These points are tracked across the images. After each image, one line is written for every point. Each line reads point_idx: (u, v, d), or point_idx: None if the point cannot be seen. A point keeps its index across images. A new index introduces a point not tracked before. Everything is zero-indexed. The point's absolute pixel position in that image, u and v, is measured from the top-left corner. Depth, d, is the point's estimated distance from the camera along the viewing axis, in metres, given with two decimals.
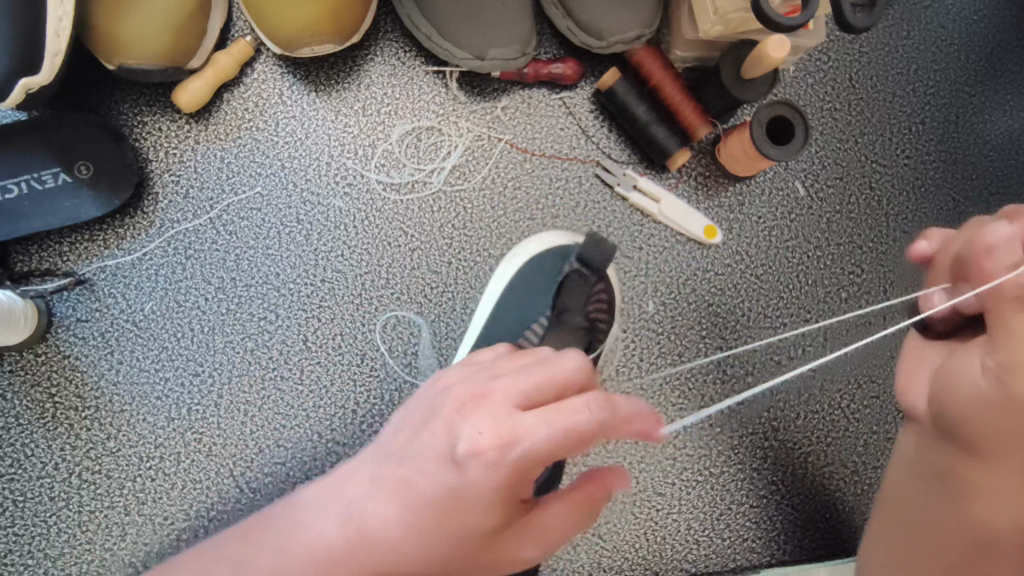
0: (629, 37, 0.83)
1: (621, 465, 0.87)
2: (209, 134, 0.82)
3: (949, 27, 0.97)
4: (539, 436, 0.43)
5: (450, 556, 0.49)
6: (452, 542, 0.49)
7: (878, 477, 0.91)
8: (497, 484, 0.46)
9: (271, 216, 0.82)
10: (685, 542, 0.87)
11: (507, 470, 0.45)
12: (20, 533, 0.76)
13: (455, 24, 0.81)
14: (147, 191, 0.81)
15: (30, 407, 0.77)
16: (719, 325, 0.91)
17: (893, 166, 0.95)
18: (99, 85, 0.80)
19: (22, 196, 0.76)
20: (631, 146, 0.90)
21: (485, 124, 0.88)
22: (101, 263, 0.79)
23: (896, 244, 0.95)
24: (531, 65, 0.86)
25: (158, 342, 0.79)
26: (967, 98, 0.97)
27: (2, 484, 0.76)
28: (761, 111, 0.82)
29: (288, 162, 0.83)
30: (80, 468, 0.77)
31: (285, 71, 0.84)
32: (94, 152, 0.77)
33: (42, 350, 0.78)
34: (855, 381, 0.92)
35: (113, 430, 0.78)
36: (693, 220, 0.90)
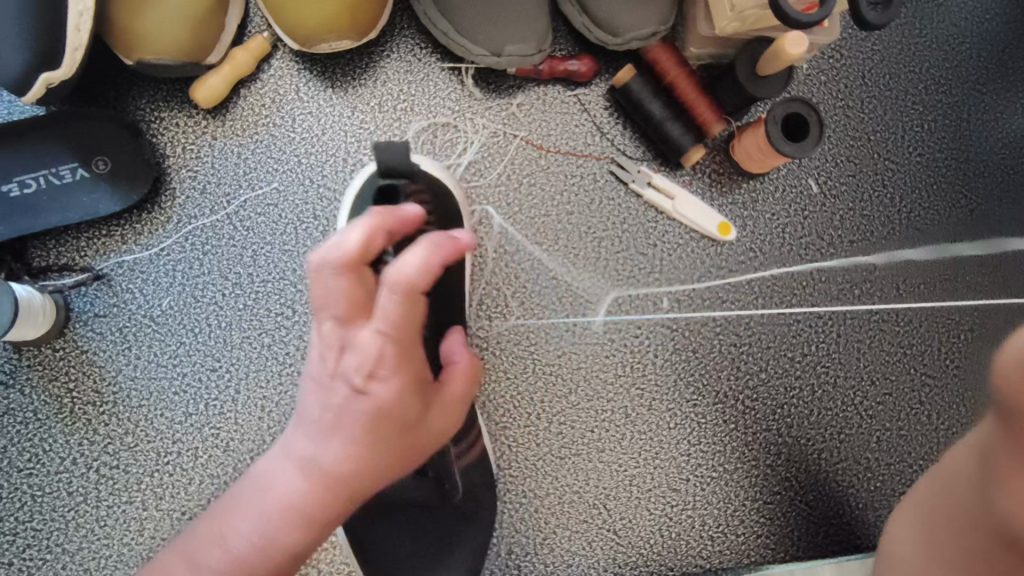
0: (645, 33, 0.84)
1: (636, 460, 0.87)
2: (226, 130, 0.82)
3: (961, 25, 0.97)
4: (393, 275, 0.52)
5: (391, 428, 0.56)
6: (391, 416, 0.55)
7: (891, 473, 0.91)
8: (389, 342, 0.54)
9: (287, 212, 0.82)
10: (700, 538, 0.88)
11: (386, 322, 0.54)
12: (38, 528, 0.76)
13: (472, 21, 0.81)
14: (164, 186, 0.81)
15: (48, 402, 0.77)
16: (734, 322, 0.91)
17: (906, 164, 0.96)
18: (117, 81, 0.81)
19: (40, 191, 0.76)
20: (646, 143, 0.90)
21: (500, 120, 0.88)
22: (119, 259, 0.79)
23: (908, 241, 0.95)
24: (546, 62, 0.86)
25: (175, 337, 0.79)
26: (978, 96, 0.97)
27: (21, 479, 0.76)
28: (776, 108, 0.82)
29: (305, 158, 0.84)
30: (98, 463, 0.77)
31: (301, 67, 0.84)
32: (113, 147, 0.78)
33: (61, 344, 0.78)
34: (868, 377, 0.93)
35: (131, 425, 0.78)
36: (707, 216, 0.90)
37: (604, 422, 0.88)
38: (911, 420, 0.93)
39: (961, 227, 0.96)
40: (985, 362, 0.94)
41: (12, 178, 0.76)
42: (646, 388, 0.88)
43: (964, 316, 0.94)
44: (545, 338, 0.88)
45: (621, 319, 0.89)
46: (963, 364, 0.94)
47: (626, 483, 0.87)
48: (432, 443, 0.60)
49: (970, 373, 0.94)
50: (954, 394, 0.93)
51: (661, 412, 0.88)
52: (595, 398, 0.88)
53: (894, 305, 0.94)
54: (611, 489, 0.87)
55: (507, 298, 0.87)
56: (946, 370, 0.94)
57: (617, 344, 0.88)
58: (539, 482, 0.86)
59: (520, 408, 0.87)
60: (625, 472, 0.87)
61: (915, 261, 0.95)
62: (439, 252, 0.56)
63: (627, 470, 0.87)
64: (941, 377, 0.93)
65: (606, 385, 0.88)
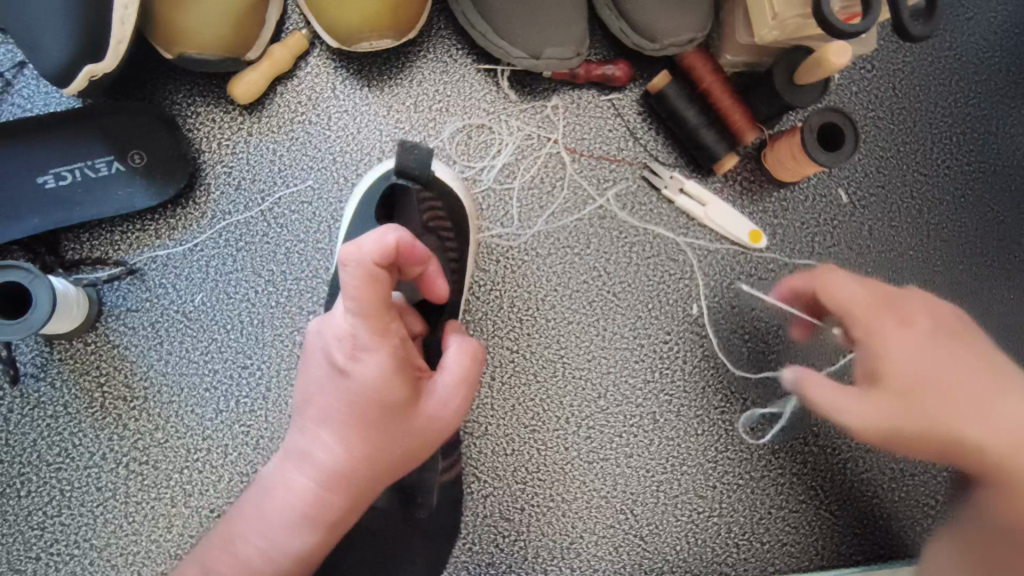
0: (683, 40, 0.83)
1: (664, 466, 0.87)
2: (262, 127, 0.82)
3: (991, 39, 0.97)
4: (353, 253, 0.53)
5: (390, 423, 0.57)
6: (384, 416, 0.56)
7: (916, 484, 0.91)
8: (359, 321, 0.54)
9: (322, 210, 0.82)
10: (726, 545, 0.87)
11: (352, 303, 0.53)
12: (66, 523, 0.75)
13: (512, 23, 0.81)
14: (200, 181, 0.80)
15: (79, 396, 0.76)
16: (763, 329, 0.91)
17: (934, 176, 0.96)
18: (154, 75, 0.80)
19: (77, 184, 0.76)
20: (678, 149, 0.90)
21: (535, 123, 0.88)
22: (152, 253, 0.79)
23: (936, 253, 0.95)
24: (583, 66, 0.86)
25: (207, 333, 0.79)
26: (1007, 110, 0.97)
27: (50, 473, 0.75)
28: (811, 116, 0.82)
29: (339, 156, 0.83)
30: (127, 458, 0.76)
31: (337, 65, 0.84)
32: (150, 141, 0.77)
33: (92, 338, 0.77)
34: None
35: (161, 420, 0.77)
36: (739, 224, 0.89)
37: (632, 427, 0.87)
38: None
39: (988, 239, 0.96)
40: None
41: (48, 170, 0.75)
42: (674, 395, 0.88)
43: (989, 328, 0.95)
44: (575, 342, 0.87)
45: (651, 324, 0.89)
46: None
47: (653, 489, 0.87)
48: (424, 431, 0.57)
49: None
50: None
51: (690, 418, 0.88)
52: (624, 403, 0.88)
53: None
54: (638, 494, 0.87)
55: (538, 301, 0.87)
56: None
57: (647, 349, 0.88)
58: (566, 486, 0.86)
59: (548, 411, 0.87)
60: (653, 478, 0.87)
61: (942, 274, 0.95)
62: (401, 238, 0.56)
63: (655, 475, 0.87)
64: None
65: (634, 389, 0.88)
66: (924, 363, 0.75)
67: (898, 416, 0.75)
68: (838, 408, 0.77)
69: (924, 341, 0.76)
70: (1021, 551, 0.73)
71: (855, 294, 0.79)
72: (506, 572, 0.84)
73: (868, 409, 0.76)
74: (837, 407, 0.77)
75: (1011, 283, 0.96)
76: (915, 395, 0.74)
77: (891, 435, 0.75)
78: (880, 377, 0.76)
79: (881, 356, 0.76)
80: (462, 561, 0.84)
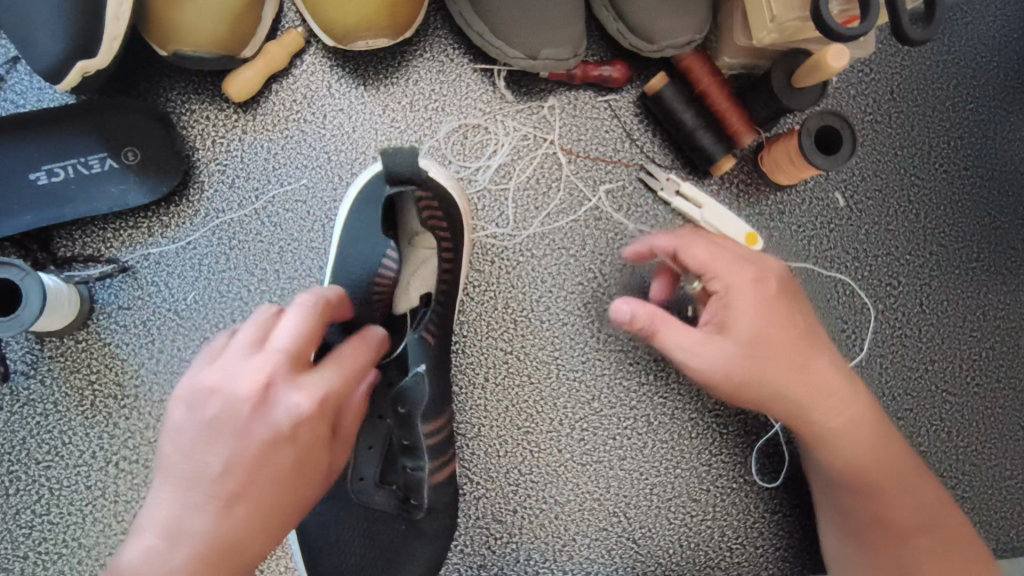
0: (680, 41, 0.83)
1: (657, 469, 0.87)
2: (257, 125, 0.82)
3: (990, 44, 0.97)
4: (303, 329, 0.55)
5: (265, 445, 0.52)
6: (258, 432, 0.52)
7: None
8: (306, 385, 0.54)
9: (316, 209, 0.82)
10: (719, 549, 0.87)
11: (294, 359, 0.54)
12: (55, 521, 0.74)
13: (509, 24, 0.80)
14: (193, 179, 0.80)
15: (69, 394, 0.76)
16: None
17: (931, 180, 0.96)
18: (148, 72, 0.80)
19: (69, 180, 0.75)
20: (675, 152, 0.90)
21: (531, 124, 0.88)
22: (145, 251, 0.78)
23: (932, 257, 0.95)
24: (580, 67, 0.86)
25: (199, 332, 0.78)
26: (1004, 114, 0.97)
27: (39, 471, 0.75)
28: (810, 119, 0.82)
29: (334, 156, 0.83)
30: (117, 457, 0.76)
31: (333, 63, 0.83)
32: (144, 138, 0.77)
33: (83, 335, 0.77)
34: (889, 393, 0.92)
35: (152, 419, 0.77)
36: (735, 225, 0.87)
37: (626, 429, 0.87)
38: (931, 436, 0.92)
39: (985, 245, 0.95)
40: (1005, 381, 0.94)
41: (40, 166, 0.75)
42: (669, 398, 0.88)
43: (985, 333, 0.94)
44: (569, 344, 0.87)
45: None
46: (983, 381, 0.94)
47: (646, 492, 0.86)
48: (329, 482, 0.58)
49: (990, 391, 0.94)
50: (973, 411, 0.93)
51: (684, 421, 0.88)
52: (618, 405, 0.87)
53: (917, 322, 0.94)
54: (631, 497, 0.86)
55: (532, 302, 0.87)
56: (966, 387, 0.93)
57: (641, 351, 0.88)
58: (559, 488, 0.86)
59: (542, 413, 0.86)
60: (646, 481, 0.87)
61: (938, 278, 0.94)
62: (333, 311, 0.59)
63: (648, 478, 0.87)
64: (961, 394, 0.93)
65: (628, 392, 0.87)
66: (768, 321, 0.76)
67: (746, 377, 0.76)
68: (674, 344, 0.76)
69: (757, 305, 0.76)
70: (877, 498, 0.79)
71: (707, 254, 0.77)
72: (498, 574, 0.84)
73: (712, 344, 0.76)
74: (683, 339, 0.75)
75: (1007, 288, 0.95)
76: (776, 355, 0.77)
77: (729, 386, 0.77)
78: (726, 329, 0.76)
79: (734, 315, 0.76)
80: (453, 562, 0.84)
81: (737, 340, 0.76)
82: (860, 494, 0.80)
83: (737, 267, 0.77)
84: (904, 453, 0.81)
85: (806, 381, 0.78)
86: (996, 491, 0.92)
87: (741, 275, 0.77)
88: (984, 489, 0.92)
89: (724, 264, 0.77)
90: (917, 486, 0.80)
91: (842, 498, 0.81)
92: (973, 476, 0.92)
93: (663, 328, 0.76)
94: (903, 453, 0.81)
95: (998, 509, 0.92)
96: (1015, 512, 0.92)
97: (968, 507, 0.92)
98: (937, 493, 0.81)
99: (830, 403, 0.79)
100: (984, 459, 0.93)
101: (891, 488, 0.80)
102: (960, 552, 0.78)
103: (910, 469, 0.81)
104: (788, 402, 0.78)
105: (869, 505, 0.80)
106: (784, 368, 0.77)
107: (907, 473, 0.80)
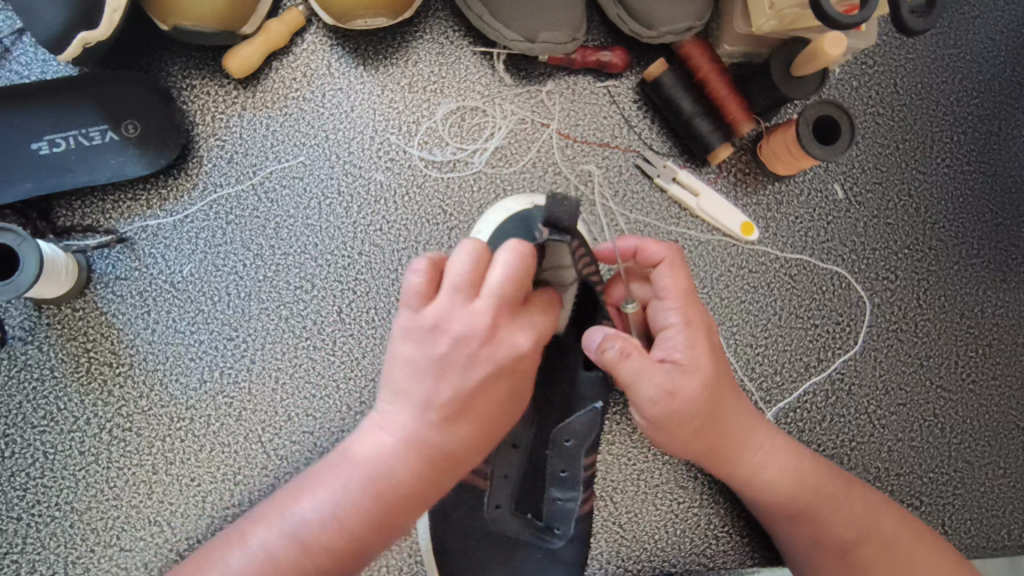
0: (680, 28, 0.83)
1: (646, 456, 0.87)
2: (256, 101, 0.82)
3: (997, 39, 0.96)
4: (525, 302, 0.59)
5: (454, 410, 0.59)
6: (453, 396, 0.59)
7: (900, 484, 0.91)
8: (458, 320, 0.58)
9: (313, 186, 0.83)
10: (704, 537, 0.87)
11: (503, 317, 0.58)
12: (48, 485, 0.76)
13: (508, 7, 0.80)
14: (192, 153, 0.81)
15: (65, 361, 0.77)
16: (751, 323, 0.90)
17: (933, 174, 0.95)
18: (151, 46, 0.81)
19: (69, 150, 0.76)
20: (673, 139, 0.90)
21: (529, 107, 0.88)
22: (142, 223, 0.80)
23: (931, 252, 0.94)
24: (579, 51, 0.86)
25: (194, 304, 0.79)
26: (1010, 111, 0.96)
27: (34, 435, 0.76)
28: (808, 110, 0.82)
29: (333, 134, 0.84)
30: (111, 425, 0.77)
31: (334, 43, 0.84)
32: (144, 111, 0.78)
33: (81, 304, 0.78)
34: (882, 387, 0.92)
35: (145, 389, 0.78)
36: (731, 215, 0.89)
37: (616, 415, 0.87)
38: (923, 432, 0.92)
39: (986, 241, 0.95)
40: (1001, 378, 0.93)
41: (42, 136, 0.76)
42: None
43: (982, 330, 0.94)
44: None
45: None
46: (978, 378, 0.93)
47: (634, 477, 0.86)
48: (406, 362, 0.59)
49: (985, 388, 0.93)
50: (968, 408, 0.93)
51: None
52: None
53: (914, 316, 0.93)
54: (619, 482, 0.86)
55: None
56: (961, 384, 0.93)
57: None
58: None
59: None
60: (634, 467, 0.87)
61: (937, 273, 0.94)
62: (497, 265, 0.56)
63: (636, 464, 0.87)
64: (956, 391, 0.93)
65: None
66: (719, 363, 0.69)
67: (703, 415, 0.69)
68: (642, 383, 0.65)
69: (708, 344, 0.69)
70: (813, 522, 0.77)
71: (664, 283, 0.70)
72: None
73: (679, 377, 0.66)
74: (646, 376, 0.65)
75: (1007, 286, 0.94)
76: (724, 390, 0.71)
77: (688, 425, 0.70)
78: (685, 365, 0.67)
79: (692, 349, 0.67)
80: None
81: (700, 375, 0.68)
82: (797, 520, 0.77)
83: (693, 298, 0.70)
84: (833, 470, 0.79)
85: (741, 415, 0.74)
86: (988, 489, 0.92)
87: (694, 306, 0.69)
88: (976, 486, 0.92)
89: (678, 294, 0.69)
90: (855, 502, 0.78)
91: (779, 521, 0.79)
92: (965, 473, 0.92)
93: (626, 363, 0.65)
94: (829, 470, 0.79)
95: (990, 507, 0.91)
96: (1007, 511, 0.92)
97: (960, 505, 0.91)
98: (876, 504, 0.78)
99: (760, 433, 0.76)
100: (977, 457, 0.92)
101: (836, 508, 0.77)
102: (907, 556, 0.76)
103: (843, 486, 0.78)
104: (728, 441, 0.73)
105: (810, 526, 0.77)
106: (724, 406, 0.71)
107: (841, 490, 0.78)
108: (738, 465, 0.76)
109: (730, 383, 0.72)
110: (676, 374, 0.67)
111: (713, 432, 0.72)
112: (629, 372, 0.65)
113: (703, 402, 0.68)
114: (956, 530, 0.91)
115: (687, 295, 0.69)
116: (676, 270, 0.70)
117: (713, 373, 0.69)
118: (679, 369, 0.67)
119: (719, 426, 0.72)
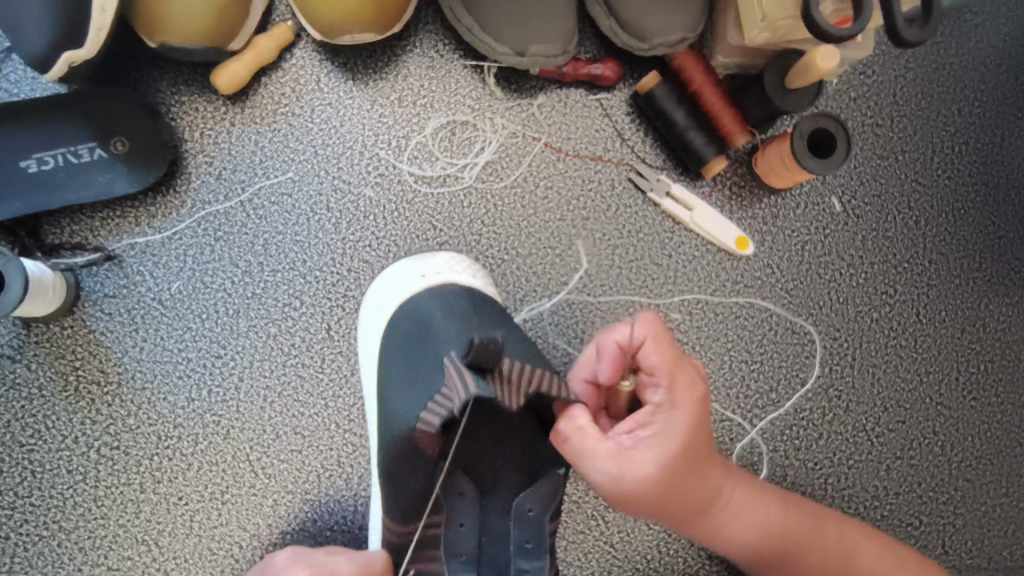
0: (673, 39, 0.82)
1: None
2: (245, 117, 0.82)
3: (999, 47, 0.94)
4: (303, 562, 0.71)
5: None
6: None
7: (899, 503, 0.89)
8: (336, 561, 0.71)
9: (301, 203, 0.82)
10: (698, 557, 0.86)
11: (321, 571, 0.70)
12: (36, 504, 0.76)
13: (498, 20, 0.80)
14: (181, 170, 0.81)
15: (53, 379, 0.77)
16: (746, 338, 0.89)
17: (933, 186, 0.93)
18: (140, 62, 0.81)
19: (58, 168, 0.76)
20: (667, 152, 0.89)
21: (520, 121, 0.87)
22: (131, 240, 0.80)
23: (931, 266, 0.92)
24: (570, 64, 0.85)
25: (182, 322, 0.79)
26: (1012, 121, 0.94)
27: (22, 453, 0.76)
28: (803, 123, 0.80)
29: (322, 150, 0.83)
30: (99, 443, 0.77)
31: (323, 58, 0.84)
32: (132, 129, 0.77)
33: (69, 322, 0.78)
34: (880, 404, 0.90)
35: (133, 407, 0.78)
36: (725, 230, 0.88)
37: None
38: (923, 450, 0.90)
39: (987, 254, 0.93)
40: (1003, 395, 0.91)
41: (30, 153, 0.76)
42: None
43: (984, 346, 0.92)
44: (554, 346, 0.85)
45: None
46: (980, 395, 0.91)
47: None
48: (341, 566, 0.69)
49: (987, 405, 0.91)
50: (969, 426, 0.91)
51: None
52: None
53: (913, 331, 0.91)
54: (611, 501, 0.85)
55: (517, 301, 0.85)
56: (962, 401, 0.91)
57: None
58: None
59: None
60: None
61: (937, 287, 0.92)
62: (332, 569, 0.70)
63: None
64: (957, 408, 0.91)
65: None
66: (694, 440, 0.67)
67: (664, 489, 0.67)
68: (588, 464, 0.65)
69: (683, 423, 0.66)
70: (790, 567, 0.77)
71: (651, 359, 0.66)
72: None
73: (634, 457, 0.65)
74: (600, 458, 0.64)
75: (1009, 300, 0.92)
76: (693, 462, 0.68)
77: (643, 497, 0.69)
78: (651, 447, 0.65)
79: (662, 431, 0.65)
80: None
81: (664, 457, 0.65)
82: (775, 567, 0.77)
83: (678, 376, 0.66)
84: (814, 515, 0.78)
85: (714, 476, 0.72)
86: (990, 509, 0.90)
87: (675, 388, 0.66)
88: (977, 505, 0.90)
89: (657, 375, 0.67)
90: (831, 545, 0.77)
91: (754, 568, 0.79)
92: (966, 492, 0.90)
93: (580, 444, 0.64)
94: (803, 510, 0.78)
95: (991, 527, 0.90)
96: (1009, 531, 0.90)
97: (960, 524, 0.89)
98: (855, 548, 0.77)
99: (732, 489, 0.75)
100: (979, 475, 0.90)
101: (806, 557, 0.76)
102: None
103: (817, 527, 0.77)
104: (700, 504, 0.72)
105: (785, 575, 0.77)
106: (693, 475, 0.69)
107: (815, 532, 0.77)
108: (712, 524, 0.75)
109: (707, 451, 0.70)
110: (634, 455, 0.65)
111: (684, 499, 0.71)
112: (580, 454, 0.65)
113: (669, 478, 0.67)
114: (957, 550, 0.89)
115: (669, 372, 0.66)
116: (658, 347, 0.67)
117: (683, 449, 0.66)
118: (638, 449, 0.65)
119: (688, 493, 0.70)
